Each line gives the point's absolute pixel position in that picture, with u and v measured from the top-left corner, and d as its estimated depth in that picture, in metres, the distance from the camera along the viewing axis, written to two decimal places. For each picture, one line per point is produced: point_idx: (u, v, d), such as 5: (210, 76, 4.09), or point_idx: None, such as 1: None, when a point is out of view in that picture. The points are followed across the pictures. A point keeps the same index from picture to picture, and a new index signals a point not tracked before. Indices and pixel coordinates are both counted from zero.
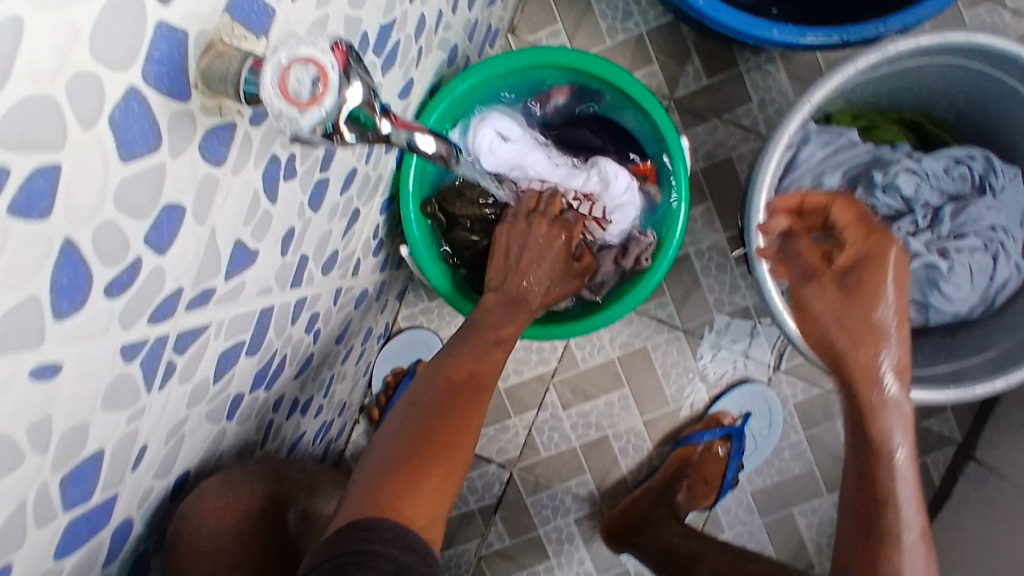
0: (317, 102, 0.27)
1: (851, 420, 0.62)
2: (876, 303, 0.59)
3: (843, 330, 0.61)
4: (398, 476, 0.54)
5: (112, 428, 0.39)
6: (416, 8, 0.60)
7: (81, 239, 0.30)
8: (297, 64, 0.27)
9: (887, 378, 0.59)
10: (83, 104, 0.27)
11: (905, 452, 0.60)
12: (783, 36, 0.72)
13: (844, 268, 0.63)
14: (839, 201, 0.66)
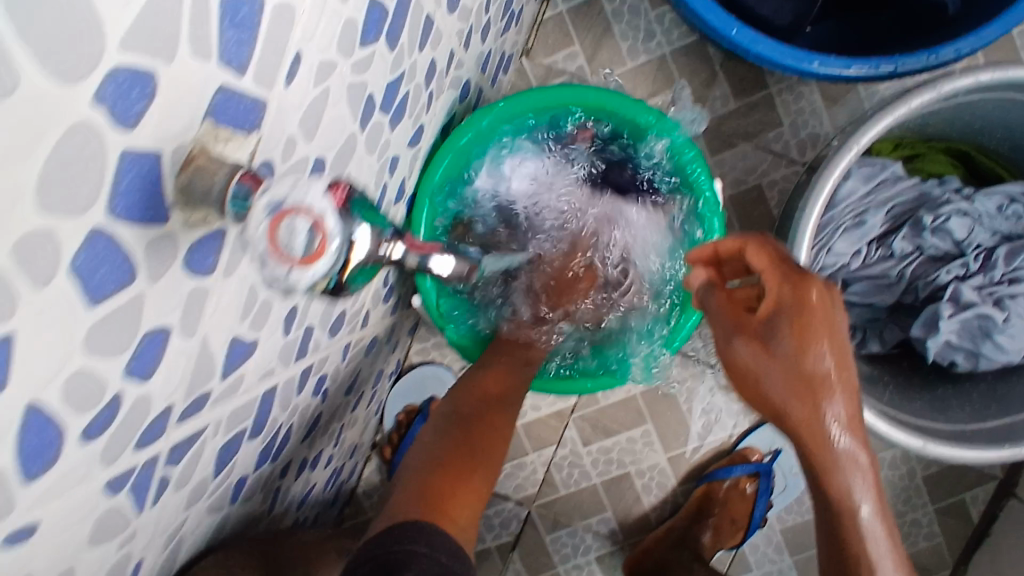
0: (314, 258, 0.24)
1: (815, 493, 0.52)
2: (806, 356, 0.50)
3: (773, 395, 0.51)
4: (435, 480, 0.56)
5: (98, 560, 0.36)
6: (425, 56, 0.56)
7: (47, 398, 0.27)
8: (289, 214, 0.23)
9: (835, 436, 0.50)
10: (37, 265, 0.23)
11: (875, 516, 0.49)
12: (825, 68, 0.68)
13: (766, 319, 0.52)
14: (750, 245, 0.54)
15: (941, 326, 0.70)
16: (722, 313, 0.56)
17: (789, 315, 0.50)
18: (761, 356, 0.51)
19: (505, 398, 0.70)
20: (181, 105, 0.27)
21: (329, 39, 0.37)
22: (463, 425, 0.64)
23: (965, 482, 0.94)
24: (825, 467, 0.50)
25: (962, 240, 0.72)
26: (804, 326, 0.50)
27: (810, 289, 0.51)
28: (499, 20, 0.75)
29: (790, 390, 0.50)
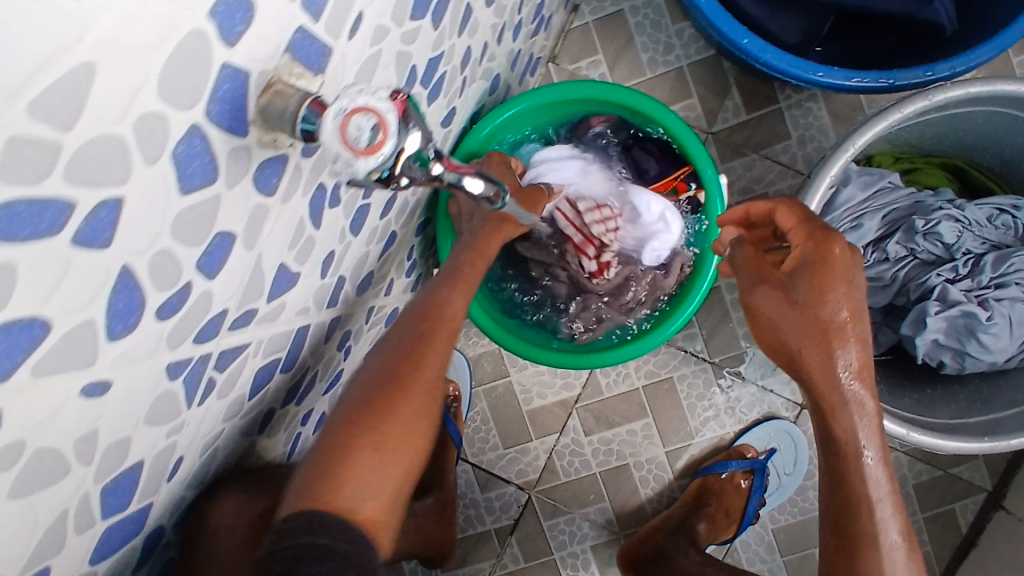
0: (376, 150, 0.29)
1: (825, 433, 0.59)
2: (828, 301, 0.55)
3: (794, 344, 0.57)
4: (353, 429, 0.53)
5: (152, 443, 0.40)
6: (462, 41, 0.62)
7: (139, 267, 0.32)
8: (358, 111, 0.29)
9: (846, 377, 0.56)
10: (149, 143, 0.29)
11: (877, 457, 0.57)
12: (828, 79, 0.74)
13: (794, 274, 0.57)
14: (780, 207, 0.61)
15: (928, 324, 0.75)
16: (756, 268, 0.61)
17: (810, 271, 0.56)
18: (788, 306, 0.57)
19: (443, 365, 0.59)
20: (267, 35, 0.33)
21: (386, 5, 0.43)
22: (395, 375, 0.56)
23: (955, 491, 0.98)
24: (835, 409, 0.57)
25: (952, 245, 0.76)
26: (822, 284, 0.55)
27: (830, 251, 0.56)
28: (530, 22, 0.81)
29: (809, 338, 0.56)
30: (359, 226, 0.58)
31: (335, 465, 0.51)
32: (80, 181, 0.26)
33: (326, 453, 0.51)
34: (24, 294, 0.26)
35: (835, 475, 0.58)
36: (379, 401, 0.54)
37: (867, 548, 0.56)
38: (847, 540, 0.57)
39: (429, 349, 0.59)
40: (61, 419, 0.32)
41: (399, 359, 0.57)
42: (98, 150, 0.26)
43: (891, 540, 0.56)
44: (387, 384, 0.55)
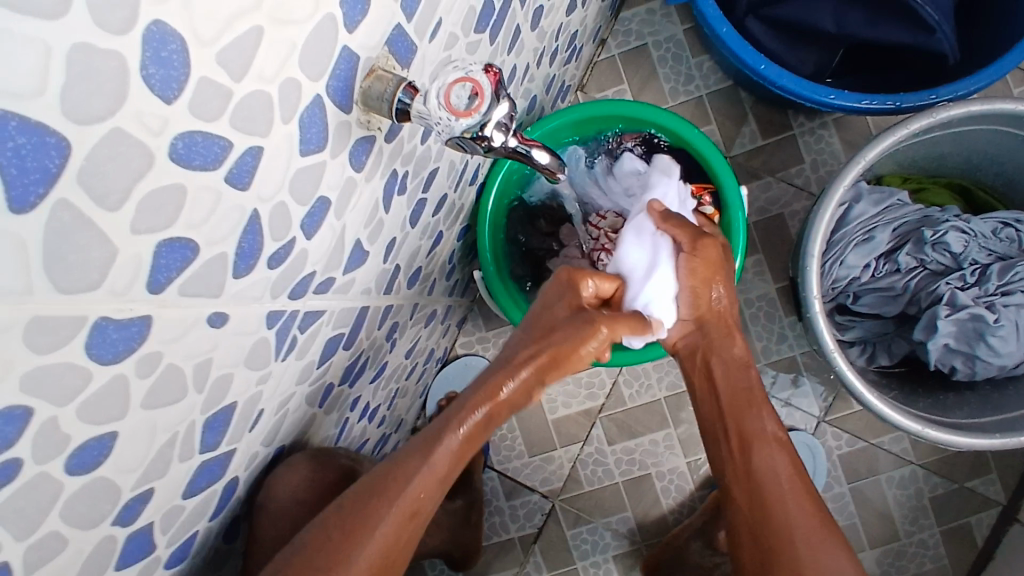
0: (470, 114, 0.43)
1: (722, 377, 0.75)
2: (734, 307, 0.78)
3: (705, 297, 0.74)
4: (328, 542, 0.57)
5: (245, 386, 0.45)
6: (511, 59, 0.69)
7: (264, 214, 0.37)
8: (465, 86, 0.43)
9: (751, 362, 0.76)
10: (287, 104, 0.35)
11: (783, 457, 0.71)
12: (841, 101, 0.81)
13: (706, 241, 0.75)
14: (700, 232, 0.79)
15: (939, 327, 0.80)
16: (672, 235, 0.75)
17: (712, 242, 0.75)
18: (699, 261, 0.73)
19: (431, 496, 0.60)
20: (377, 27, 0.39)
21: (459, 15, 0.50)
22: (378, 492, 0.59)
23: (971, 504, 1.01)
24: (713, 340, 0.75)
25: (959, 254, 0.82)
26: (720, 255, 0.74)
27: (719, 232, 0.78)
28: (565, 50, 0.89)
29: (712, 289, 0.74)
30: (416, 218, 0.64)
31: (315, 572, 0.56)
32: (239, 126, 0.32)
33: (305, 559, 0.57)
34: (187, 217, 0.31)
35: (727, 401, 0.74)
36: (357, 521, 0.58)
37: (756, 444, 0.71)
38: (742, 440, 0.72)
39: (411, 487, 0.59)
40: (190, 344, 0.36)
41: (397, 472, 0.59)
42: (254, 103, 0.32)
43: (775, 439, 0.72)
44: (367, 504, 0.58)
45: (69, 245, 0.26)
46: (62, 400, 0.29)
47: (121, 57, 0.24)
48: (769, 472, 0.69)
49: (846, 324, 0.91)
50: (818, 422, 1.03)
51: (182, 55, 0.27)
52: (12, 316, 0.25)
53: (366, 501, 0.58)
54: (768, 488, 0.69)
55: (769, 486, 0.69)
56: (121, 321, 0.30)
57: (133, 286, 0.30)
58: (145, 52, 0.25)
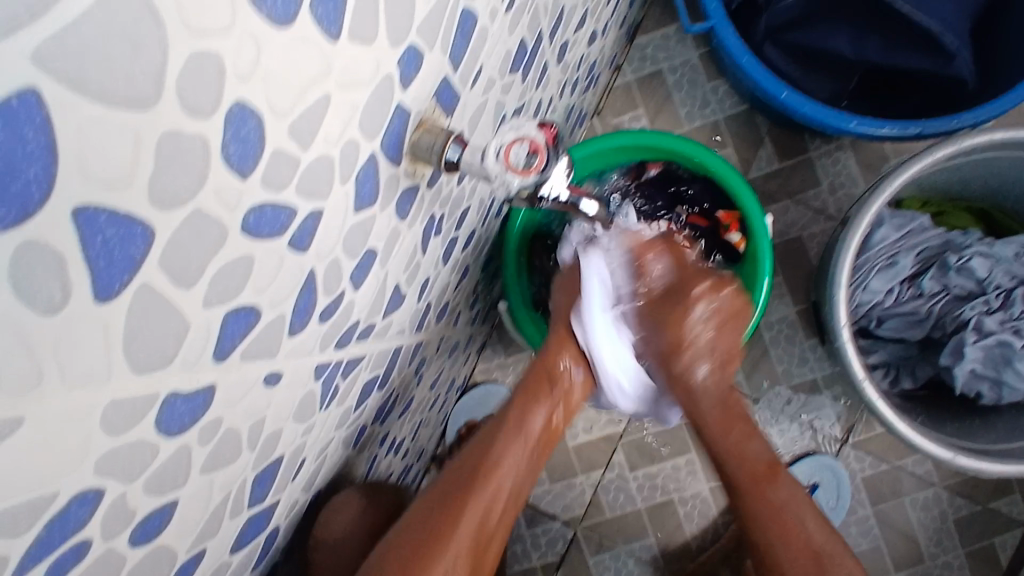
0: (523, 171, 0.46)
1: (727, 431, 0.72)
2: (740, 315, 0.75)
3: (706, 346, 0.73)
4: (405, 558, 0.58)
5: (292, 438, 0.44)
6: (538, 94, 0.69)
7: (319, 273, 0.37)
8: (516, 144, 0.45)
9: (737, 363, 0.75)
10: (347, 166, 0.34)
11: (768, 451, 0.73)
12: (862, 127, 0.81)
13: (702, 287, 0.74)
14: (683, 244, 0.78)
15: (965, 354, 0.80)
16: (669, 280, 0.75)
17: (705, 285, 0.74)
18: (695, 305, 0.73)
19: (514, 479, 0.65)
20: (427, 81, 0.39)
21: (498, 59, 0.50)
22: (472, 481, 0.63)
23: (994, 526, 1.00)
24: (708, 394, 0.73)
25: (983, 279, 0.81)
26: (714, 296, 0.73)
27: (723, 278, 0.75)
28: (585, 79, 0.89)
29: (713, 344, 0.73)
30: (448, 255, 0.64)
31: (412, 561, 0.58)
32: (302, 193, 0.31)
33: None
34: (253, 284, 0.31)
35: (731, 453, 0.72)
36: (456, 507, 0.61)
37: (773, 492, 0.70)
38: (756, 483, 0.70)
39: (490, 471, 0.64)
40: (247, 406, 0.36)
41: (480, 455, 0.65)
42: (318, 169, 0.32)
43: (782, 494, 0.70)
44: (460, 496, 0.62)
45: (148, 327, 0.25)
46: (131, 476, 0.29)
47: (206, 139, 0.24)
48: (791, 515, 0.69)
49: (868, 347, 0.91)
50: (841, 444, 1.03)
51: (259, 131, 0.26)
52: (93, 403, 0.24)
53: (456, 491, 0.62)
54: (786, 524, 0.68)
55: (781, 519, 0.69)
56: (188, 394, 0.30)
57: (201, 358, 0.30)
58: (228, 134, 0.25)
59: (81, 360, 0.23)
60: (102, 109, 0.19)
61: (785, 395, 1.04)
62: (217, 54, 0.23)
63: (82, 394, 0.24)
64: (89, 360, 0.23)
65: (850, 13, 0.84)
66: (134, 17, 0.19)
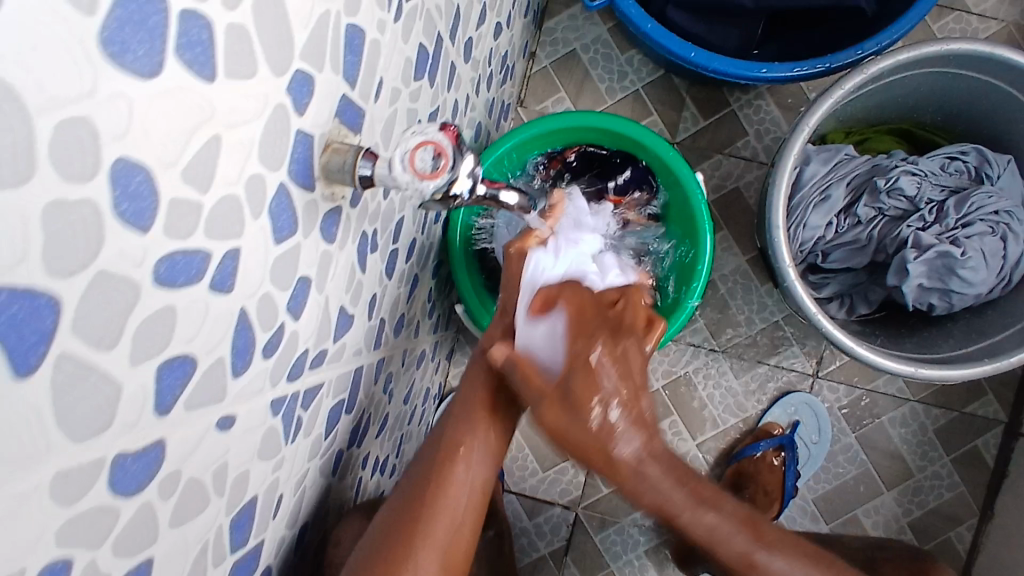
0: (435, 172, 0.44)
1: (683, 497, 0.56)
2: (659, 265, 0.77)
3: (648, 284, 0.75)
4: (422, 500, 0.57)
5: (263, 477, 0.45)
6: (452, 95, 0.70)
7: (251, 311, 0.37)
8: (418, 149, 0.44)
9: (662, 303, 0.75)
10: (256, 201, 0.35)
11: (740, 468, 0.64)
12: (773, 73, 0.85)
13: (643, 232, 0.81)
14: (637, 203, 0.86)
15: (910, 270, 0.84)
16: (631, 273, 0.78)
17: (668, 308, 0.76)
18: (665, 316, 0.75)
19: (476, 478, 0.59)
20: (324, 103, 0.40)
21: (398, 69, 0.51)
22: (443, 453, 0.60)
23: (974, 429, 1.05)
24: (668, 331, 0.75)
25: (914, 197, 0.87)
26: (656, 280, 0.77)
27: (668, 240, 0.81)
28: (499, 72, 0.90)
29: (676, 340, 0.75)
30: (392, 269, 0.64)
31: (421, 506, 0.56)
32: (211, 236, 0.31)
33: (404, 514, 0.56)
34: (180, 335, 0.31)
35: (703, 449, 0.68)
36: (423, 501, 0.56)
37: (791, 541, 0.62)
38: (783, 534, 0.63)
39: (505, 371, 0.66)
40: (203, 455, 0.36)
41: (446, 440, 0.61)
42: (223, 210, 0.32)
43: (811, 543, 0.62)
44: (430, 482, 0.58)
45: (75, 397, 0.25)
46: (96, 543, 0.29)
47: (93, 203, 0.24)
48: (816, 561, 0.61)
49: (820, 282, 0.96)
50: (813, 378, 1.06)
51: (150, 183, 0.26)
52: (37, 478, 0.25)
53: (424, 476, 0.58)
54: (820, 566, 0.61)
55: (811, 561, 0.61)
56: (136, 452, 0.30)
57: (142, 416, 0.30)
58: (115, 191, 0.25)
59: (14, 440, 0.23)
60: None
61: (750, 342, 1.06)
62: (86, 119, 0.23)
63: (19, 474, 0.24)
64: (22, 437, 0.23)
65: None
66: None
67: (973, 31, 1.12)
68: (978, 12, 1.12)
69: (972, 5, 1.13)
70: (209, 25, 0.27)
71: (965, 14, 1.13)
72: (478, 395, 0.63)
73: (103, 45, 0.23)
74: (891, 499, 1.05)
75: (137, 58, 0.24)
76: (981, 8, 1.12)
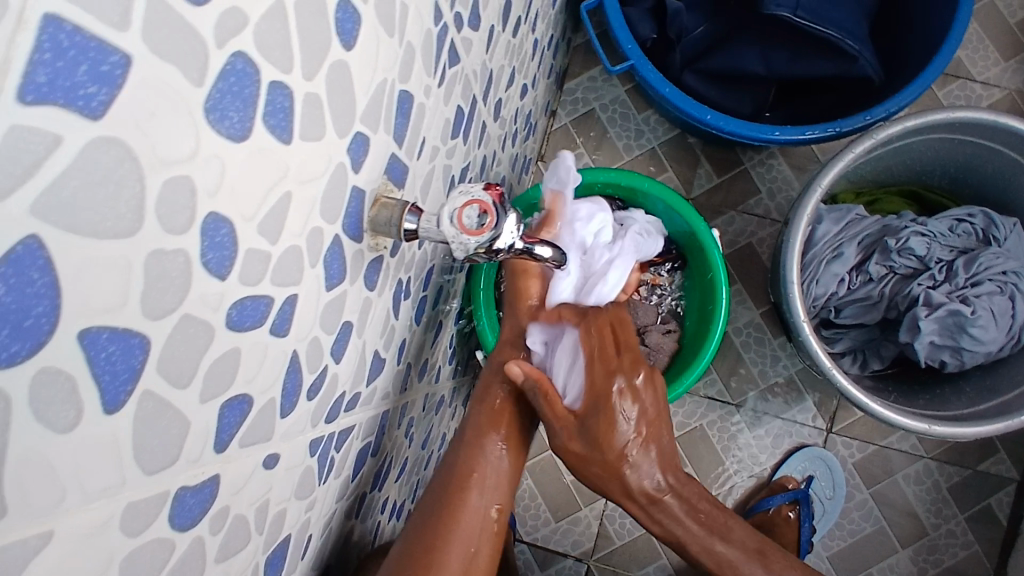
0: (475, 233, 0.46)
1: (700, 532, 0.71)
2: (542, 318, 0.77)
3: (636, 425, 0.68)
4: (445, 495, 0.62)
5: (297, 516, 0.46)
6: (482, 150, 0.74)
7: (301, 353, 0.39)
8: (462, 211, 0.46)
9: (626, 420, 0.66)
10: (314, 251, 0.37)
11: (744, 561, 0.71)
12: (786, 135, 0.89)
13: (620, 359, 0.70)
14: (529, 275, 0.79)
15: (922, 327, 0.86)
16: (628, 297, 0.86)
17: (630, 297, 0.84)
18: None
19: (499, 483, 0.64)
20: (375, 162, 0.43)
21: (438, 127, 0.54)
22: (455, 477, 0.63)
23: (989, 487, 1.04)
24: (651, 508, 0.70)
25: (924, 256, 0.90)
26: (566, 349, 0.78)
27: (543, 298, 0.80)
28: (524, 128, 0.94)
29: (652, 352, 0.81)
30: (420, 315, 0.66)
31: (440, 507, 0.60)
32: (275, 283, 0.34)
33: (432, 514, 0.60)
34: (242, 375, 0.33)
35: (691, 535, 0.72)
36: (435, 534, 0.59)
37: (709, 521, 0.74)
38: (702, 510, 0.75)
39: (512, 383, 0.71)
40: (249, 492, 0.37)
41: (455, 469, 0.64)
42: (288, 258, 0.34)
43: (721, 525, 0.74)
44: (444, 505, 0.61)
45: (151, 431, 0.27)
46: None
47: (185, 253, 0.26)
48: None
49: (833, 337, 0.97)
50: (827, 434, 1.06)
51: (231, 235, 0.29)
52: (111, 510, 0.26)
53: (437, 500, 0.61)
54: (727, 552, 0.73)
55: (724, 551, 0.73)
56: (196, 487, 0.31)
57: (204, 452, 0.31)
58: (204, 241, 0.27)
59: (96, 471, 0.25)
60: (98, 248, 0.22)
61: (763, 395, 1.07)
62: (188, 177, 0.26)
63: (99, 505, 0.25)
64: (102, 471, 0.25)
65: (757, 36, 0.96)
66: (113, 163, 0.22)
67: (976, 98, 1.17)
68: (980, 80, 1.17)
69: (976, 73, 1.18)
70: (290, 94, 0.31)
71: (968, 82, 1.18)
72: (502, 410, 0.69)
73: (207, 112, 0.26)
74: (907, 559, 1.04)
75: (232, 123, 0.27)
76: (984, 76, 1.17)
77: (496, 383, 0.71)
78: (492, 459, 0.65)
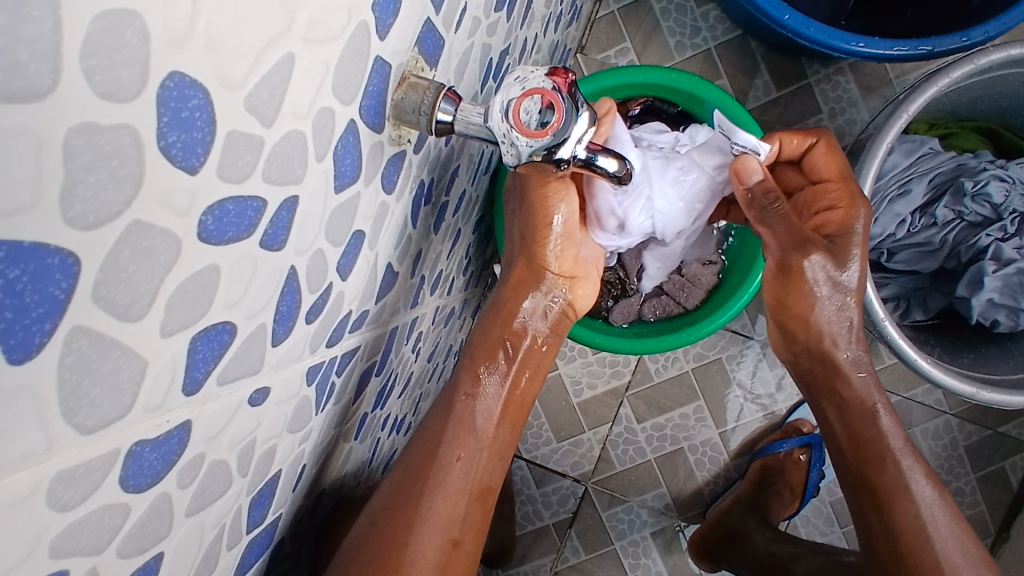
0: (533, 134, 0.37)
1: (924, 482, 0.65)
2: (546, 255, 0.60)
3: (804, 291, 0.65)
4: (417, 481, 0.55)
5: (290, 449, 0.40)
6: (524, 32, 0.62)
7: (301, 269, 0.31)
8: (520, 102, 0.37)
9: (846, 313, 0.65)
10: (322, 140, 0.28)
11: (931, 494, 0.64)
12: (872, 48, 0.76)
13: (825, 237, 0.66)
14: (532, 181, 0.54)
15: (984, 283, 0.80)
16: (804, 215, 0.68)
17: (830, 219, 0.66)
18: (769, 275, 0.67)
19: (479, 464, 0.57)
20: (408, 26, 0.32)
21: None
22: (436, 448, 0.56)
23: (1005, 449, 1.00)
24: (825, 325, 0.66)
25: (999, 205, 0.80)
26: (583, 268, 0.64)
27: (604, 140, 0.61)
28: (568, 12, 0.81)
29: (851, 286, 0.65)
30: (438, 224, 0.58)
31: (416, 492, 0.55)
32: (271, 180, 0.25)
33: (409, 487, 0.55)
34: (222, 299, 0.25)
35: (858, 468, 0.66)
36: (412, 506, 0.54)
37: (893, 497, 0.64)
38: (876, 495, 0.65)
39: (514, 325, 0.60)
40: (232, 433, 0.31)
41: (433, 438, 0.57)
42: (287, 148, 0.26)
43: (924, 499, 0.64)
44: (422, 478, 0.55)
45: (92, 378, 0.20)
46: (101, 546, 0.24)
47: (133, 129, 0.18)
48: (915, 528, 0.63)
49: (881, 282, 0.90)
50: None
51: (208, 109, 0.20)
52: (35, 480, 0.19)
53: (409, 468, 0.56)
54: (924, 538, 0.63)
55: (921, 536, 0.63)
56: (158, 439, 0.25)
57: (169, 396, 0.24)
58: (165, 115, 0.19)
59: (5, 439, 0.18)
60: None
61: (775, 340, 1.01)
62: (138, 14, 0.16)
63: (12, 480, 0.19)
64: (10, 438, 0.18)
65: None
66: None
67: None
68: None
69: None
70: None
71: None
72: (483, 368, 0.58)
73: None
74: None
75: None
76: None
77: (492, 336, 0.60)
78: (482, 424, 0.57)
